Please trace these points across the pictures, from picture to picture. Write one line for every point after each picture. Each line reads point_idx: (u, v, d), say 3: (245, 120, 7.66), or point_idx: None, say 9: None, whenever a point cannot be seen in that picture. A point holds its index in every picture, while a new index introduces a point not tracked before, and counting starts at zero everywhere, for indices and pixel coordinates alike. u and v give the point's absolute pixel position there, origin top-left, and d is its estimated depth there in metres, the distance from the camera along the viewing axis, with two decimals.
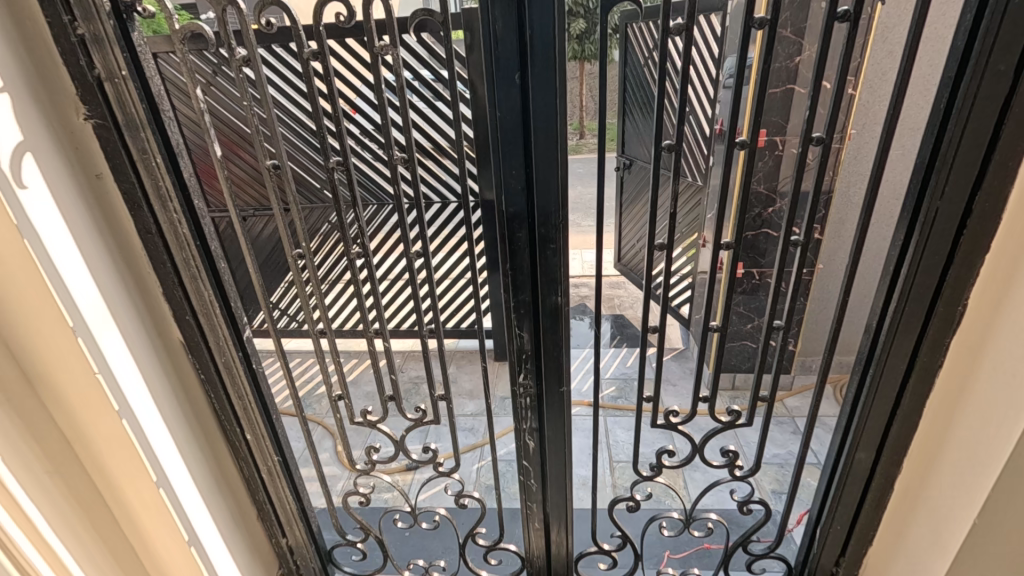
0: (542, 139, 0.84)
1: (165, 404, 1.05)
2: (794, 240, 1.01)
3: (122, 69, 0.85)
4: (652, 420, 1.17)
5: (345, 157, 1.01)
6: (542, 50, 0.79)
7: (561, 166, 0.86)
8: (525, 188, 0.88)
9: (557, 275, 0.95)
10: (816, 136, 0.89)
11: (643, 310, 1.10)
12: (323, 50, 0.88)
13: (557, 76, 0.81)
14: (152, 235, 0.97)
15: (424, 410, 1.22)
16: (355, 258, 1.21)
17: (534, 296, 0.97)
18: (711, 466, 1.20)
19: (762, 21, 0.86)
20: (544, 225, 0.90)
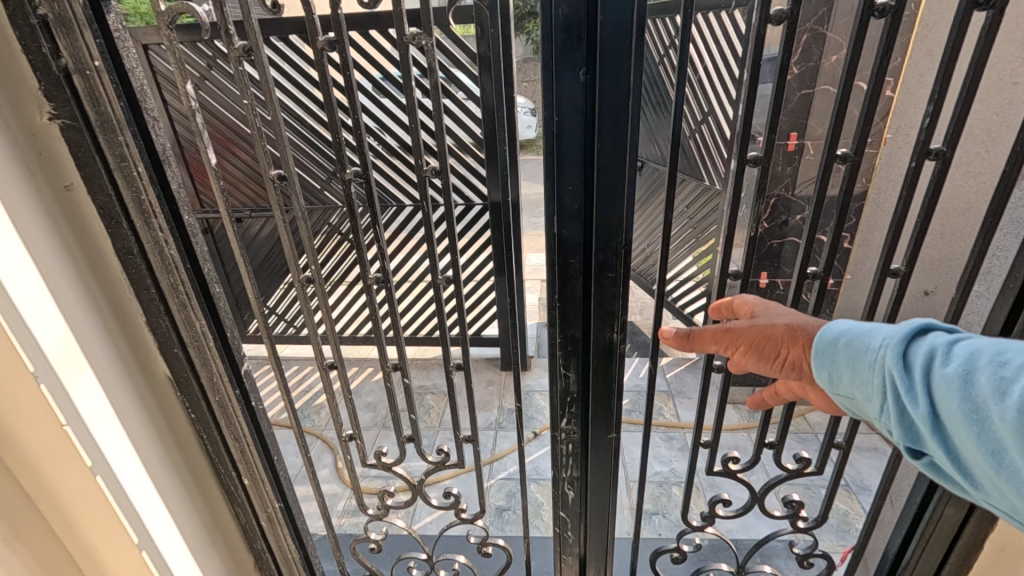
0: (610, 152, 0.70)
1: (149, 452, 0.90)
2: (892, 270, 0.83)
3: (94, 58, 0.70)
4: (708, 466, 1.04)
5: (365, 168, 0.85)
6: (617, 41, 0.64)
7: (629, 184, 0.72)
8: (583, 208, 0.74)
9: (613, 309, 0.80)
10: (934, 148, 0.72)
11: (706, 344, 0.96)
12: (342, 36, 0.72)
13: (634, 72, 0.65)
14: (133, 257, 0.81)
15: (448, 452, 1.07)
16: (373, 283, 1.01)
17: (586, 331, 0.83)
18: (772, 515, 1.06)
19: (885, 7, 0.67)
20: (601, 253, 0.76)
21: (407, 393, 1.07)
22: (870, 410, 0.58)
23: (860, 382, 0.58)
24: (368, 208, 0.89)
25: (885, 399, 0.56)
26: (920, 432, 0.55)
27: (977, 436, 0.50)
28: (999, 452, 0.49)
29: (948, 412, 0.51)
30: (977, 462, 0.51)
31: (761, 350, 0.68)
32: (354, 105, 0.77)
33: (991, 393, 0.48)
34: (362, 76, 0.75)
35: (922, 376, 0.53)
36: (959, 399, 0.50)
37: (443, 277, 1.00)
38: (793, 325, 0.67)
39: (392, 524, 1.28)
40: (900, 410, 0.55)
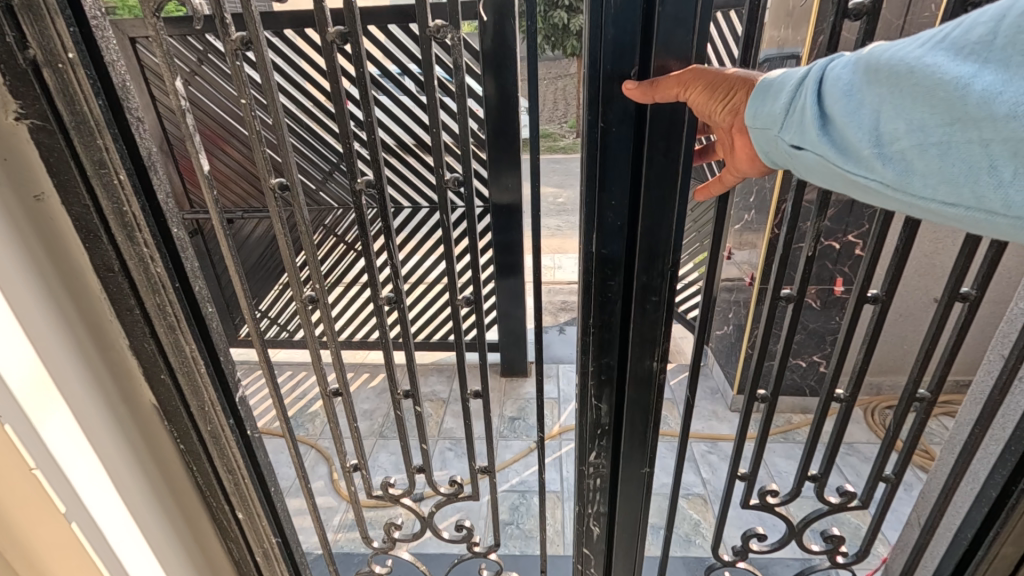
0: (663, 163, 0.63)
1: (130, 485, 0.81)
2: (963, 295, 0.81)
3: (68, 51, 0.60)
4: (745, 499, 0.99)
5: (379, 178, 0.74)
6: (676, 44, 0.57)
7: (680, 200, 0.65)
8: (627, 225, 0.67)
9: (655, 336, 0.73)
10: None
11: (753, 371, 0.98)
12: (357, 32, 0.63)
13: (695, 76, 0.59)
14: (114, 275, 0.72)
15: (461, 483, 0.99)
16: (384, 304, 0.90)
17: (625, 361, 0.76)
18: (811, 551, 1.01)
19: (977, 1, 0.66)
20: (646, 273, 0.69)
21: (419, 420, 0.99)
22: (771, 125, 0.55)
23: (763, 96, 0.55)
24: (382, 221, 0.78)
25: (790, 111, 0.54)
26: (808, 133, 0.53)
27: (844, 106, 0.50)
28: (859, 111, 0.49)
29: (826, 88, 0.52)
30: (839, 136, 0.51)
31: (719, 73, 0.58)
32: (367, 111, 0.68)
33: (858, 59, 0.50)
34: (378, 76, 0.66)
35: (813, 76, 0.53)
36: (839, 76, 0.51)
37: (462, 299, 0.89)
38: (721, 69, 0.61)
39: (397, 556, 1.20)
40: (799, 114, 0.53)
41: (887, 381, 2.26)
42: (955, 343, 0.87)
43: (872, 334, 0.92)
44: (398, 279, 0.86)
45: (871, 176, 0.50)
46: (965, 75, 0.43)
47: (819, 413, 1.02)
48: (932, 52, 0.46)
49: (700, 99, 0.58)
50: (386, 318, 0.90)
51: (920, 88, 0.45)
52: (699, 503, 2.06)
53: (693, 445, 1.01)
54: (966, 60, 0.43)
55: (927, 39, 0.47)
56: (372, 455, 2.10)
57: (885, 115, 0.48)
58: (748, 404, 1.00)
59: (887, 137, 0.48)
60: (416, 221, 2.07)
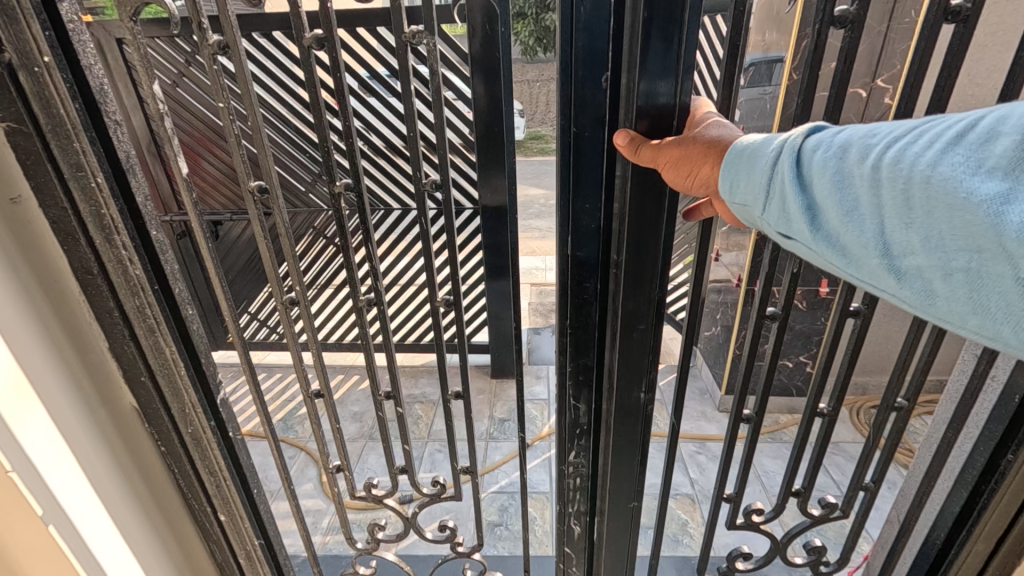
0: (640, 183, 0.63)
1: (111, 490, 0.81)
2: None
3: (45, 54, 0.61)
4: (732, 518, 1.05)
5: (358, 181, 0.75)
6: (658, 54, 0.57)
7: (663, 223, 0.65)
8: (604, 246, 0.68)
9: (642, 369, 0.74)
10: None
11: (741, 378, 0.99)
12: (333, 36, 0.64)
13: (679, 86, 0.59)
14: (93, 277, 0.73)
15: (444, 485, 0.99)
16: (364, 306, 0.90)
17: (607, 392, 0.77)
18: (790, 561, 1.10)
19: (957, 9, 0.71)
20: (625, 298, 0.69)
21: (401, 421, 0.99)
22: (753, 205, 0.55)
23: (747, 181, 0.54)
24: (360, 223, 0.79)
25: (769, 193, 0.53)
26: (797, 226, 0.52)
27: (839, 202, 0.49)
28: (857, 214, 0.48)
29: (817, 180, 0.50)
30: (834, 229, 0.51)
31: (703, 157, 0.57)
32: (345, 115, 0.69)
33: (853, 151, 0.49)
34: (356, 82, 0.66)
35: (801, 160, 0.52)
36: (832, 170, 0.49)
37: (441, 300, 0.90)
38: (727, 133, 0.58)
39: (381, 557, 1.20)
40: (781, 200, 0.53)
41: (871, 381, 2.29)
42: (932, 351, 0.90)
43: (855, 345, 0.94)
44: (379, 280, 0.86)
45: (875, 281, 0.49)
46: (995, 199, 0.39)
47: (804, 427, 1.04)
48: (946, 160, 0.42)
49: (676, 175, 0.59)
50: (367, 320, 0.91)
51: (935, 204, 0.43)
52: (687, 503, 2.08)
53: (679, 447, 1.03)
54: (991, 175, 0.40)
55: (934, 140, 0.44)
56: (360, 458, 2.10)
57: (888, 222, 0.46)
58: (732, 422, 1.02)
59: (896, 250, 0.46)
60: (404, 222, 2.07)
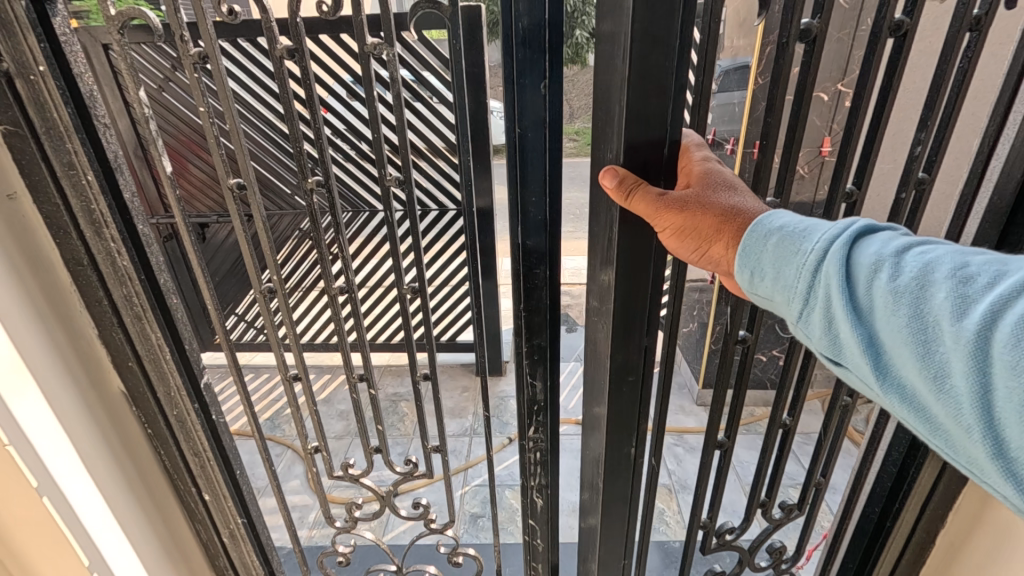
0: (627, 267, 0.81)
1: (100, 469, 0.87)
2: None
3: (39, 63, 0.67)
4: (706, 540, 1.25)
5: (327, 178, 0.82)
6: (657, 71, 0.68)
7: (642, 308, 0.85)
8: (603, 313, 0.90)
9: (625, 423, 0.97)
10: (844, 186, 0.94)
11: (719, 370, 1.03)
12: (302, 46, 0.71)
13: (673, 103, 0.70)
14: (83, 268, 0.79)
15: (416, 463, 1.06)
16: (337, 294, 0.97)
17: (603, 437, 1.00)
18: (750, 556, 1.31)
19: (895, 24, 0.81)
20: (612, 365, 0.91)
21: (373, 404, 1.05)
22: (791, 313, 0.56)
23: (787, 288, 0.56)
24: (332, 219, 0.86)
25: (812, 305, 0.54)
26: (850, 354, 0.51)
27: (917, 352, 0.46)
28: (937, 373, 0.45)
29: (883, 316, 0.49)
30: (903, 378, 0.48)
31: (682, 243, 0.69)
32: (314, 119, 0.76)
33: (940, 302, 0.45)
34: (325, 87, 0.73)
35: (868, 289, 0.50)
36: (905, 313, 0.47)
37: (408, 288, 0.97)
38: (723, 219, 0.65)
39: (360, 535, 1.26)
40: (826, 320, 0.53)
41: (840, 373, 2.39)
42: None
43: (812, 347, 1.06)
44: (350, 270, 0.93)
45: (956, 450, 0.45)
46: None
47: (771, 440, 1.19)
48: None
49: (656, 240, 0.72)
50: (340, 307, 0.98)
51: None
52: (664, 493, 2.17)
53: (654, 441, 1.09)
54: None
55: None
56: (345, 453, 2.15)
57: (984, 402, 0.42)
58: (708, 450, 1.12)
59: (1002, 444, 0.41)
60: (377, 224, 2.12)
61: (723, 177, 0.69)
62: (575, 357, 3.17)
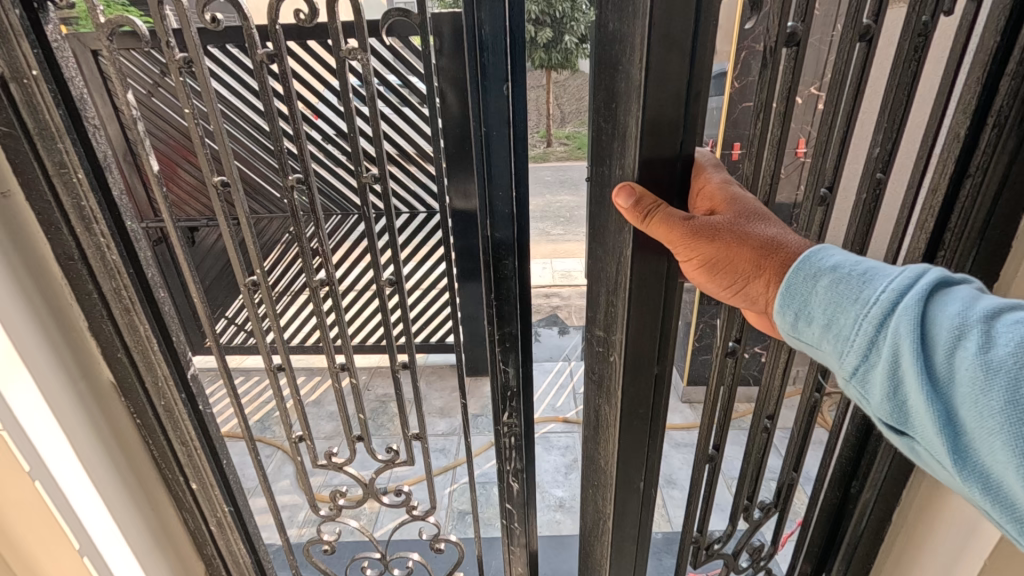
0: (641, 285, 0.86)
1: (91, 456, 0.91)
2: None
3: (32, 68, 0.71)
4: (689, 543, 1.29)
5: (306, 175, 0.86)
6: (672, 79, 0.73)
7: (657, 327, 0.90)
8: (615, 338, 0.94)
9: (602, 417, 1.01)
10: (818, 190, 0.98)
11: (709, 369, 1.05)
12: (280, 52, 0.75)
13: (687, 110, 0.75)
14: (74, 262, 0.83)
15: (397, 450, 1.10)
16: (318, 287, 1.01)
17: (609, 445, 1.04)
18: (732, 559, 1.35)
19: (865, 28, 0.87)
20: (629, 383, 0.95)
21: (355, 394, 1.09)
22: (850, 359, 0.59)
23: (850, 335, 0.59)
24: (311, 215, 0.90)
25: (874, 355, 0.57)
26: (915, 407, 0.55)
27: (999, 421, 0.50)
28: (1014, 443, 0.49)
29: (964, 382, 0.52)
30: (972, 437, 0.52)
31: (718, 275, 0.72)
32: (294, 119, 0.80)
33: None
34: (302, 90, 0.78)
35: (946, 350, 0.53)
36: (992, 387, 0.50)
37: (385, 280, 1.01)
38: (763, 253, 0.69)
39: (345, 525, 1.29)
40: (890, 373, 0.56)
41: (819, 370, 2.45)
42: None
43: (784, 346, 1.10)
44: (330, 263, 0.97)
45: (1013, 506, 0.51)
46: None
47: (753, 437, 1.23)
48: None
49: (687, 267, 0.75)
50: (322, 301, 1.02)
51: None
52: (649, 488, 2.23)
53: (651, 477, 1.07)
54: None
55: None
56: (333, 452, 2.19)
57: None
58: (699, 466, 1.16)
59: None
60: (350, 225, 2.17)
61: (753, 208, 0.73)
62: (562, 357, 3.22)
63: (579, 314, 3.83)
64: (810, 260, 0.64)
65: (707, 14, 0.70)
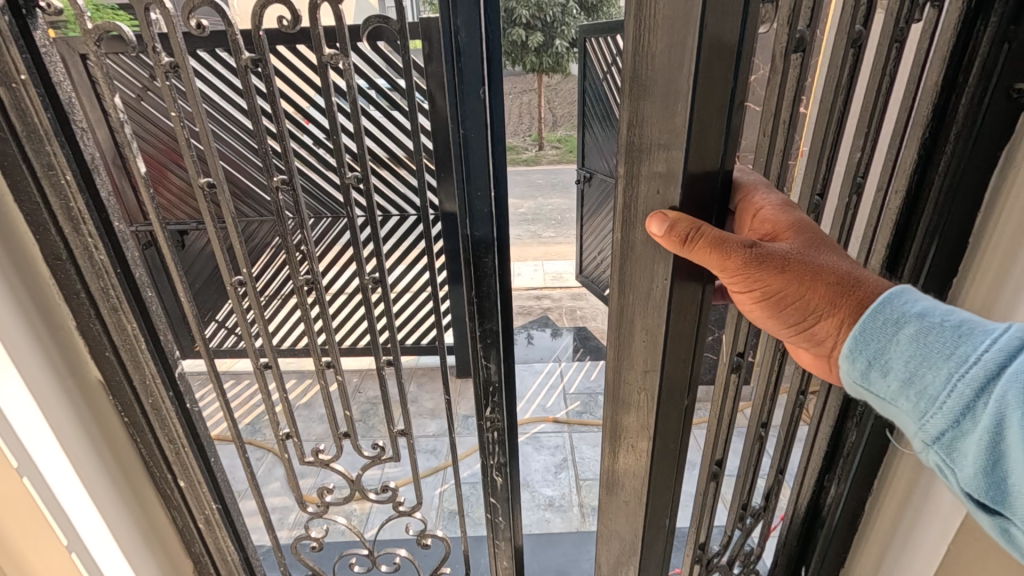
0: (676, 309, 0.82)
1: (80, 453, 0.93)
2: None
3: (21, 72, 0.73)
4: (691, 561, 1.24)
5: (291, 176, 0.88)
6: (715, 89, 0.68)
7: (691, 352, 0.86)
8: (648, 368, 0.89)
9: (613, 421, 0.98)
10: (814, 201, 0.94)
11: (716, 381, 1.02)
12: (264, 57, 0.78)
13: (729, 121, 0.69)
14: (62, 262, 0.85)
15: (383, 446, 1.12)
16: (304, 286, 1.03)
17: (629, 465, 1.00)
18: (728, 569, 1.33)
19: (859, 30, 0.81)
20: (663, 409, 0.91)
21: (342, 392, 1.11)
22: (942, 420, 0.58)
23: (943, 396, 0.58)
24: (296, 216, 0.92)
25: (967, 418, 0.57)
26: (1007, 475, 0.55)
27: None
28: None
29: None
30: None
31: (786, 309, 0.68)
32: (278, 123, 0.82)
33: None
34: (286, 95, 0.80)
35: None
36: None
37: (369, 278, 1.03)
38: (837, 290, 0.66)
39: (333, 522, 1.30)
40: (982, 439, 0.56)
41: None
42: None
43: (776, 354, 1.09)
44: (316, 261, 0.99)
45: None
46: None
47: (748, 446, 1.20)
48: None
49: (748, 298, 0.70)
50: (308, 302, 1.04)
51: None
52: None
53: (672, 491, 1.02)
54: None
55: None
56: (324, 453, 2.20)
57: None
58: (706, 482, 1.12)
59: None
60: (336, 228, 2.19)
61: (817, 238, 0.70)
62: (553, 358, 3.26)
63: (569, 316, 3.86)
64: (894, 304, 0.62)
65: (754, 15, 0.65)
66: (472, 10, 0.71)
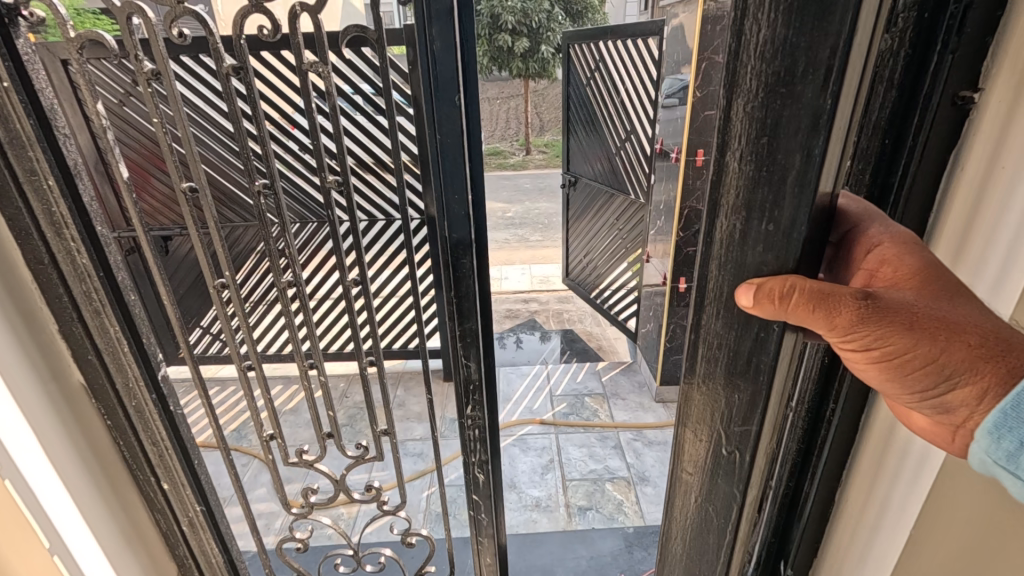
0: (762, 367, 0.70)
1: (63, 456, 0.93)
2: None
3: (2, 78, 0.74)
4: None
5: (272, 179, 0.90)
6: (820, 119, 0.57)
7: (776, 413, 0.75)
8: (740, 422, 0.76)
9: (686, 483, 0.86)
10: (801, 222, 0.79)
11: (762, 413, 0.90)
12: (245, 64, 0.80)
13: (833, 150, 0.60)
14: (44, 266, 0.86)
15: (366, 446, 1.13)
16: (286, 288, 1.04)
17: (688, 508, 0.89)
18: None
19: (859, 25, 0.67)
20: (751, 462, 0.79)
21: (325, 393, 1.12)
22: None
23: None
24: (278, 220, 0.94)
25: None
26: None
27: None
28: None
29: None
30: None
31: (911, 374, 0.57)
32: (259, 127, 0.84)
33: None
34: (267, 102, 0.82)
35: None
36: None
37: (351, 280, 1.05)
38: (980, 353, 0.55)
39: (317, 523, 1.31)
40: None
41: None
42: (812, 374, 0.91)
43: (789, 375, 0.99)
44: (298, 263, 1.01)
45: None
46: None
47: None
48: None
49: (860, 357, 0.60)
50: (291, 306, 1.06)
51: None
52: (623, 485, 2.28)
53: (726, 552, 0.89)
54: None
55: None
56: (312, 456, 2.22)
57: None
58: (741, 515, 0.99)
59: None
60: (320, 234, 2.20)
61: (952, 286, 0.58)
62: (539, 361, 3.30)
63: (556, 318, 3.90)
64: None
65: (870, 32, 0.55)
66: (446, 21, 0.74)
